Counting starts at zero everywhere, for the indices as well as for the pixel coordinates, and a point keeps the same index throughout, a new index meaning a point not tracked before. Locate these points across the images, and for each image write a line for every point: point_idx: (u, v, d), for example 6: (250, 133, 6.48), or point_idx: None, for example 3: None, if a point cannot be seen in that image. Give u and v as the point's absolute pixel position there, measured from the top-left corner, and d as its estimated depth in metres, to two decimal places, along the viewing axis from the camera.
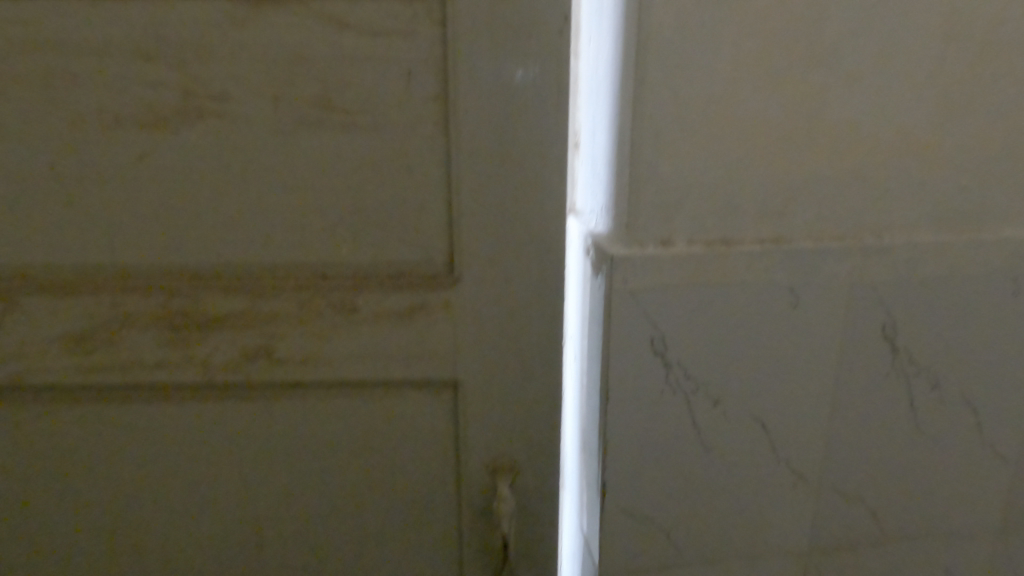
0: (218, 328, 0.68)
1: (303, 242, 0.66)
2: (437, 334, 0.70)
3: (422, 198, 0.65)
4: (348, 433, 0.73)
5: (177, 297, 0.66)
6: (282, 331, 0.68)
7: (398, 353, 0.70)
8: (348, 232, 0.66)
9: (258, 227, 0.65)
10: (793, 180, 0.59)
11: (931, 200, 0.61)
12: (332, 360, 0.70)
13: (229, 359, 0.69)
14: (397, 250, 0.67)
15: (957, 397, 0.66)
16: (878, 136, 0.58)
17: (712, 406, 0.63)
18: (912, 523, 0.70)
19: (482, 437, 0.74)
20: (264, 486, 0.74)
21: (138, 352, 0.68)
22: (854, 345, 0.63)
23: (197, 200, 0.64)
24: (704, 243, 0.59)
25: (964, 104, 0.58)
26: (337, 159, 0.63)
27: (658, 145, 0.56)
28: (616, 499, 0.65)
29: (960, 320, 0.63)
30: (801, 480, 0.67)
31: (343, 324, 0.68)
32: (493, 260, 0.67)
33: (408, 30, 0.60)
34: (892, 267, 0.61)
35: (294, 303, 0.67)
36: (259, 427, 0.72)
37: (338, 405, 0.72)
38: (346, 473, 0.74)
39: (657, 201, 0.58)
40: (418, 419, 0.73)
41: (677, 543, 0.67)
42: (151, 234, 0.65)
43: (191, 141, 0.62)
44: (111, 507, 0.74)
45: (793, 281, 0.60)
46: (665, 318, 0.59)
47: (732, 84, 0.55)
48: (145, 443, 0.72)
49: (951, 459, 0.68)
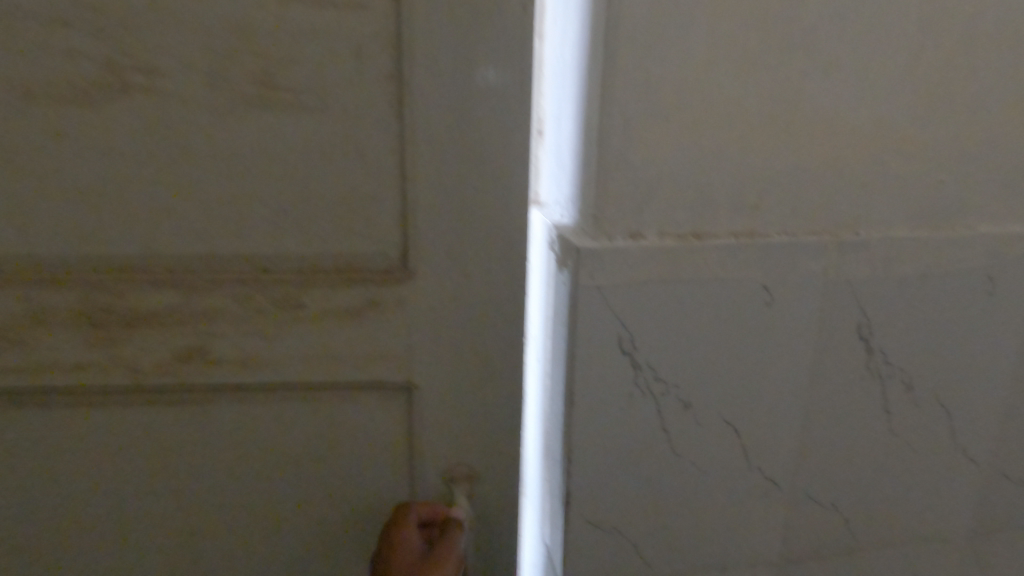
0: (149, 326, 0.62)
1: (244, 234, 0.60)
2: (389, 334, 0.65)
3: (374, 186, 0.60)
4: (294, 441, 0.68)
5: (97, 293, 0.60)
6: (216, 331, 0.63)
7: (350, 355, 0.65)
8: (292, 222, 0.60)
9: (190, 217, 0.59)
10: (770, 172, 0.56)
11: (909, 196, 0.58)
12: (277, 362, 0.64)
13: (161, 361, 0.63)
14: (348, 243, 0.62)
15: (932, 401, 0.64)
16: (857, 127, 0.55)
17: (682, 410, 0.59)
18: (884, 530, 0.68)
19: (440, 444, 0.70)
20: (203, 499, 0.69)
21: (52, 355, 0.62)
22: (829, 345, 0.60)
23: (119, 184, 0.58)
24: (677, 236, 0.56)
25: (945, 96, 0.56)
26: (281, 143, 0.58)
27: (630, 130, 0.52)
28: (580, 510, 0.61)
29: (936, 319, 0.61)
30: (773, 486, 0.64)
31: (288, 322, 0.63)
32: (453, 255, 0.63)
33: (360, 3, 0.55)
34: (868, 264, 0.58)
35: (233, 299, 0.62)
36: (193, 435, 0.66)
37: (280, 412, 0.66)
38: (291, 483, 0.69)
39: (627, 191, 0.54)
40: (369, 425, 0.68)
41: (645, 555, 0.64)
42: (69, 220, 0.58)
43: (115, 118, 0.56)
44: (29, 523, 0.67)
45: (768, 277, 0.57)
46: (634, 317, 0.55)
47: (709, 66, 0.52)
48: (62, 453, 0.65)
49: (925, 465, 0.66)
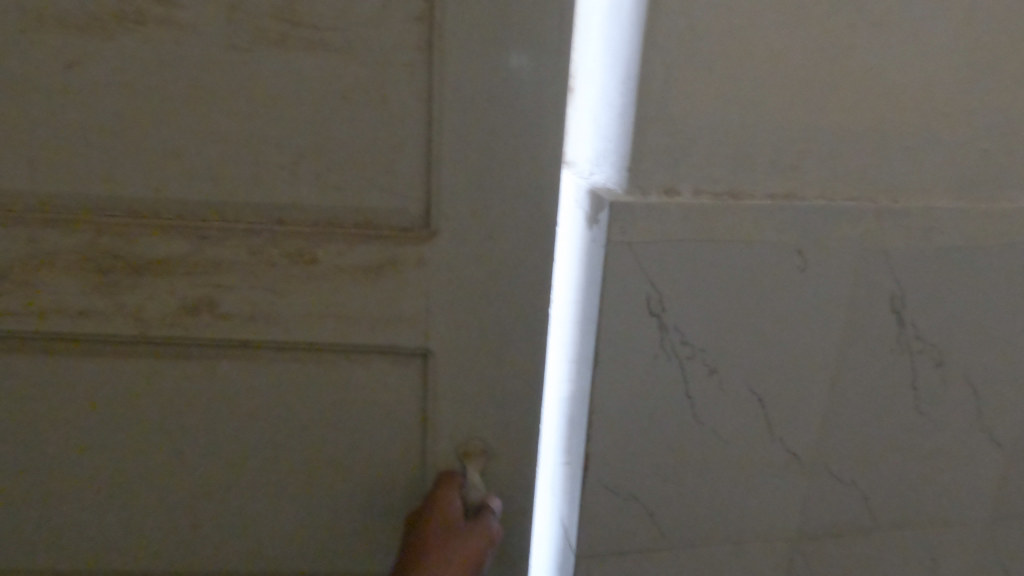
0: (156, 275, 0.60)
1: (261, 180, 0.58)
2: (406, 293, 0.63)
3: (399, 135, 0.58)
4: (304, 400, 0.66)
5: (104, 237, 0.58)
6: (226, 284, 0.61)
7: (365, 314, 0.63)
8: (311, 170, 0.58)
9: (205, 159, 0.57)
10: (812, 131, 0.53)
11: (951, 164, 0.56)
12: (289, 319, 0.62)
13: (168, 312, 0.61)
14: (367, 195, 0.59)
15: (961, 379, 0.62)
16: (904, 89, 0.53)
17: (708, 375, 0.57)
18: (904, 508, 0.66)
19: (454, 412, 0.68)
20: (209, 456, 0.67)
21: (54, 300, 0.60)
22: (860, 316, 0.58)
23: (132, 121, 0.55)
24: (711, 195, 0.53)
25: (996, 60, 0.54)
26: (304, 83, 0.55)
27: (670, 80, 0.50)
28: (598, 474, 0.59)
29: (972, 293, 0.59)
30: (794, 460, 0.62)
31: (301, 277, 0.61)
32: (478, 214, 0.61)
33: None
34: (906, 235, 0.56)
35: (245, 250, 0.59)
36: (199, 390, 0.64)
37: (289, 370, 0.64)
38: (299, 443, 0.67)
39: (663, 144, 0.52)
40: (381, 389, 0.66)
41: (662, 524, 0.62)
42: (79, 157, 0.56)
43: (128, 50, 0.53)
44: (32, 473, 0.66)
45: (804, 241, 0.55)
46: (665, 276, 0.54)
47: (757, 15, 0.49)
48: (66, 401, 0.63)
49: (948, 444, 0.64)
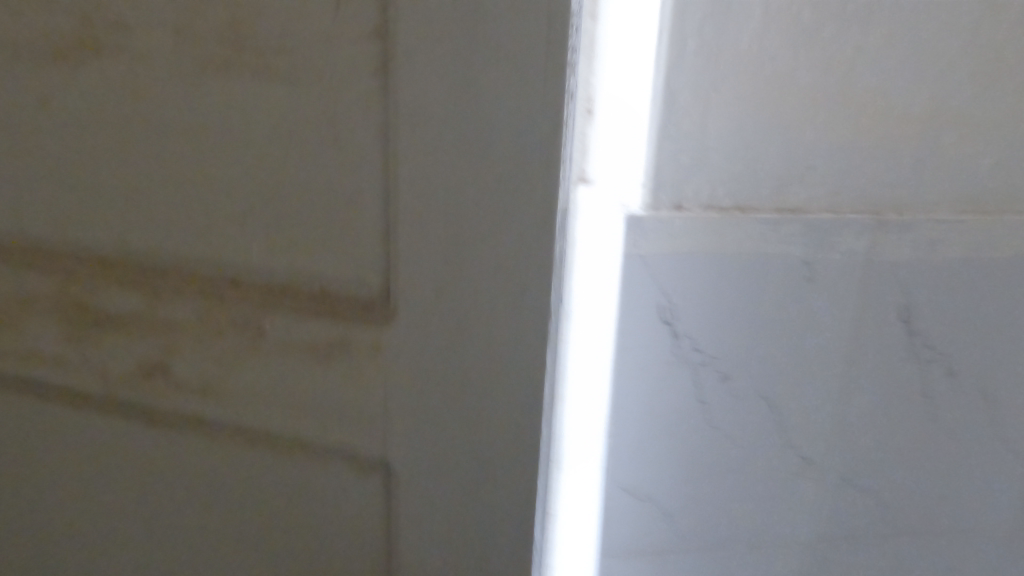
0: (116, 331, 0.58)
1: (197, 234, 0.53)
2: (364, 383, 0.52)
3: (353, 179, 0.48)
4: (244, 481, 0.59)
5: (73, 288, 0.58)
6: (172, 348, 0.57)
7: (294, 399, 0.55)
8: (258, 215, 0.51)
9: (166, 191, 0.52)
10: (818, 147, 0.52)
11: (962, 175, 0.54)
12: (236, 403, 0.57)
13: (125, 370, 0.59)
14: (318, 261, 0.50)
15: (978, 391, 0.60)
16: (911, 100, 0.52)
17: (720, 383, 0.57)
18: (921, 524, 0.64)
19: (426, 510, 0.54)
20: (175, 517, 0.62)
21: (28, 345, 0.62)
22: (868, 329, 0.57)
23: (100, 151, 0.53)
24: (718, 210, 0.52)
25: (1006, 69, 0.52)
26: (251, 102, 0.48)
27: (676, 99, 0.50)
28: (612, 472, 0.60)
29: (988, 304, 0.57)
30: (806, 472, 0.61)
31: (247, 353, 0.55)
32: (454, 289, 0.48)
33: None
34: (914, 246, 0.55)
35: (193, 316, 0.55)
36: (173, 454, 0.60)
37: (247, 454, 0.58)
38: (257, 520, 0.60)
39: (670, 158, 0.51)
40: (329, 492, 0.57)
41: (679, 526, 0.62)
42: (58, 202, 0.56)
43: (89, 77, 0.52)
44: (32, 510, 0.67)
45: (810, 253, 0.53)
46: (676, 283, 0.53)
47: (763, 28, 0.48)
48: (56, 447, 0.64)
49: (968, 459, 0.62)
